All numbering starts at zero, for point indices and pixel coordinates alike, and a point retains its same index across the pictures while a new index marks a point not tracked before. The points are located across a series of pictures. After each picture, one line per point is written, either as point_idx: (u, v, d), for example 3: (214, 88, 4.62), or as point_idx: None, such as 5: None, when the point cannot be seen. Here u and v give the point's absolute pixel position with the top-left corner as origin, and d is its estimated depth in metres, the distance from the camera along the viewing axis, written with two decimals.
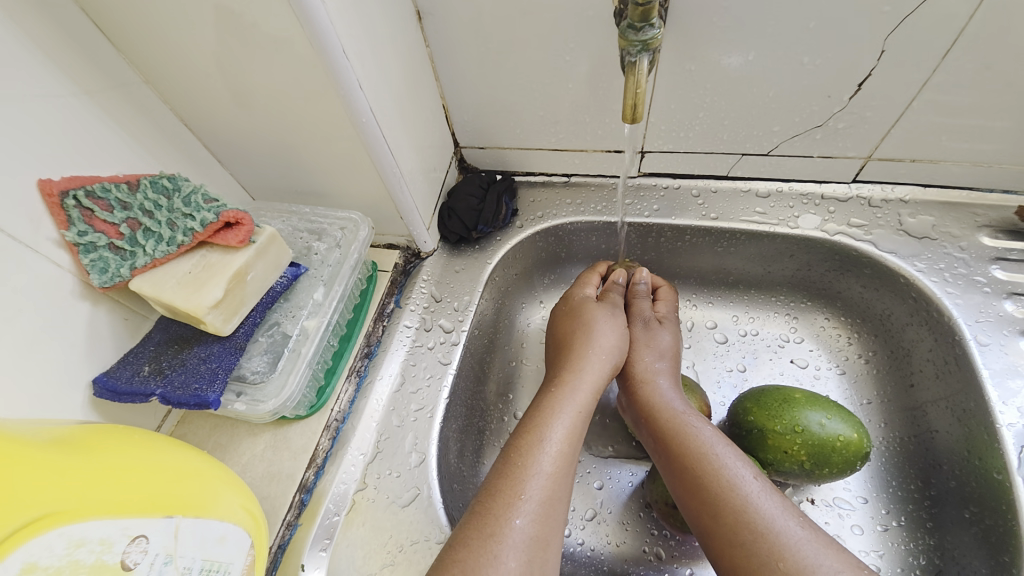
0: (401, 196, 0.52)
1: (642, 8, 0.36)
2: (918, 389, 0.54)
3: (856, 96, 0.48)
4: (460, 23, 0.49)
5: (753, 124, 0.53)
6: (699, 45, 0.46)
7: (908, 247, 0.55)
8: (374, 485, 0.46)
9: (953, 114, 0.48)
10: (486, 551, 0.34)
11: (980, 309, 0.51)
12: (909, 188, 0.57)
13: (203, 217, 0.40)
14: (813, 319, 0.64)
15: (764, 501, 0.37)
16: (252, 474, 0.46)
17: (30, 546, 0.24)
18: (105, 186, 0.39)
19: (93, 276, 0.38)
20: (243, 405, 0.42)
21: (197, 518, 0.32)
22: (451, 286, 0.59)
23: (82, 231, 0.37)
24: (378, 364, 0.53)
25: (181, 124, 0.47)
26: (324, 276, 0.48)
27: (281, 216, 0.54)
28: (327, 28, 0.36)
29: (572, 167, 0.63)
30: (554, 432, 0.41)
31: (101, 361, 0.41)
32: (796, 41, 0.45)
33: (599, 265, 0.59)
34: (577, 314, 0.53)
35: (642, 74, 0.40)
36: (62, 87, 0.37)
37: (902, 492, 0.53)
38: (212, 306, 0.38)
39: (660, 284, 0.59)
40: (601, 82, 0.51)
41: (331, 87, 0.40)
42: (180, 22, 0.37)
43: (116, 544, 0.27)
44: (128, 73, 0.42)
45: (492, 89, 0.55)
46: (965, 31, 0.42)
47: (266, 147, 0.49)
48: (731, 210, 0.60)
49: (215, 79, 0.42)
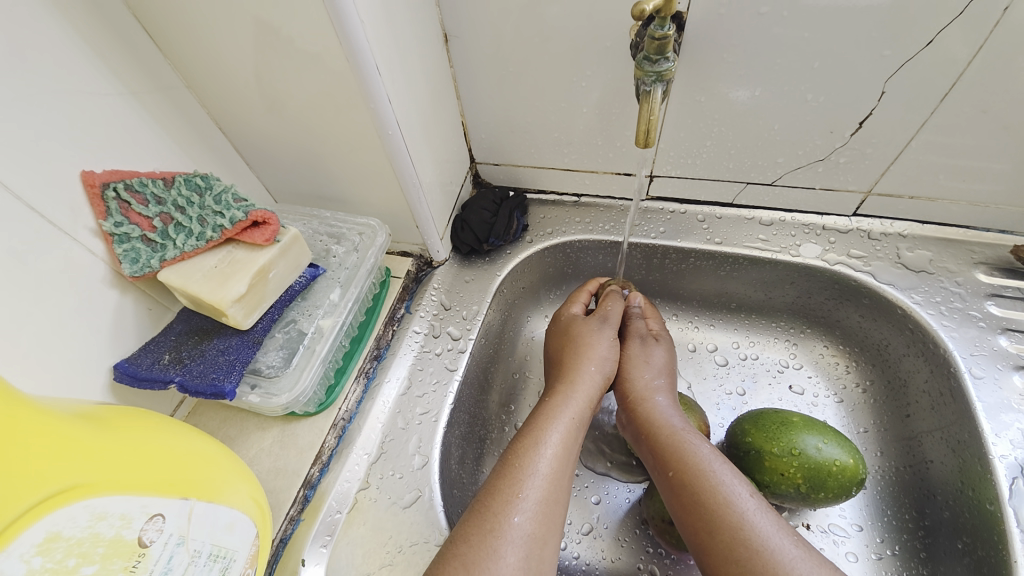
0: (418, 206, 0.54)
1: (657, 42, 0.39)
2: (914, 419, 0.55)
3: (858, 133, 0.51)
4: (484, 45, 0.52)
5: (758, 155, 0.56)
6: (709, 79, 0.49)
7: (906, 280, 0.57)
8: (376, 485, 0.47)
9: (949, 155, 0.50)
10: (486, 546, 0.35)
11: (975, 343, 0.52)
12: (907, 223, 0.59)
13: (233, 214, 0.42)
14: (812, 346, 0.65)
15: (760, 519, 0.37)
16: (258, 467, 0.47)
17: (55, 516, 0.25)
18: (143, 180, 0.41)
19: (125, 266, 0.40)
20: (257, 397, 0.43)
21: (210, 503, 0.33)
22: (461, 295, 0.60)
23: (118, 222, 0.39)
24: (387, 367, 0.54)
25: (215, 126, 0.50)
26: (340, 278, 0.50)
27: (303, 218, 0.56)
28: (364, 46, 0.38)
29: (583, 188, 0.66)
30: (551, 437, 0.42)
31: (124, 348, 0.42)
32: (801, 78, 0.47)
33: (589, 283, 0.61)
34: (567, 331, 0.54)
35: (656, 102, 0.42)
36: (112, 86, 0.40)
37: (897, 521, 0.53)
38: (235, 300, 0.40)
39: (645, 302, 0.59)
40: (615, 108, 0.54)
41: (361, 100, 0.42)
42: (226, 35, 0.40)
43: (134, 521, 0.29)
44: (173, 77, 0.45)
45: (510, 109, 0.58)
46: (961, 78, 0.44)
47: (292, 152, 0.51)
48: (735, 236, 0.62)
49: (252, 88, 0.45)
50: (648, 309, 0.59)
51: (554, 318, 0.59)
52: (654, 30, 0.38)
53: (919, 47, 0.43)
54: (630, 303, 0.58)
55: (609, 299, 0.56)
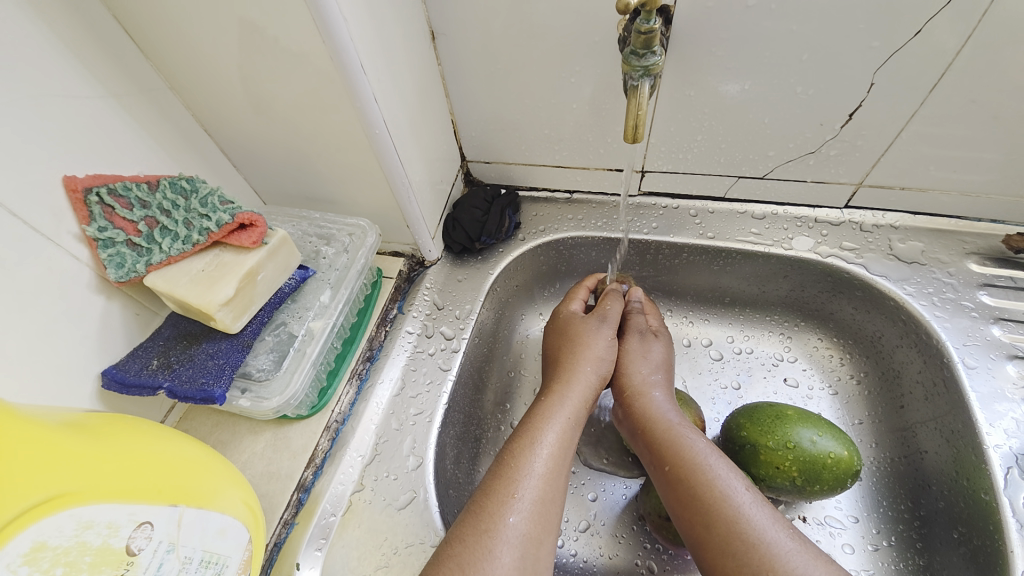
0: (408, 205, 0.53)
1: (643, 36, 0.38)
2: (908, 410, 0.55)
3: (848, 125, 0.50)
4: (472, 43, 0.51)
5: (749, 148, 0.56)
6: (698, 72, 0.49)
7: (898, 271, 0.57)
8: (371, 487, 0.47)
9: (939, 145, 0.50)
10: (481, 546, 0.35)
11: (968, 333, 0.52)
12: (899, 215, 0.59)
13: (219, 217, 0.41)
14: (806, 339, 0.65)
15: (756, 512, 0.37)
16: (251, 471, 0.47)
17: (40, 525, 0.25)
18: (127, 184, 0.40)
19: (111, 271, 0.39)
20: (248, 401, 0.43)
21: (201, 509, 0.33)
22: (454, 295, 0.60)
23: (102, 227, 0.39)
24: (380, 369, 0.54)
25: (201, 129, 0.49)
26: (331, 279, 0.49)
27: (293, 220, 0.55)
28: (348, 45, 0.38)
29: (575, 184, 0.66)
30: (547, 436, 0.42)
31: (112, 354, 0.42)
32: (791, 71, 0.47)
33: (587, 280, 0.61)
34: (565, 329, 0.54)
35: (643, 97, 0.41)
36: (93, 89, 0.39)
37: (893, 512, 0.53)
38: (223, 303, 0.39)
39: (645, 298, 0.59)
40: (605, 104, 0.54)
41: (348, 100, 0.42)
42: (209, 36, 0.39)
43: (122, 529, 0.28)
44: (156, 79, 0.44)
45: (499, 107, 0.57)
46: (950, 68, 0.44)
47: (280, 153, 0.51)
48: (728, 230, 0.62)
49: (237, 89, 0.44)
50: (647, 304, 0.59)
51: (553, 315, 0.59)
52: (640, 24, 0.37)
53: (907, 38, 0.43)
54: (630, 298, 0.58)
55: (608, 299, 0.55)
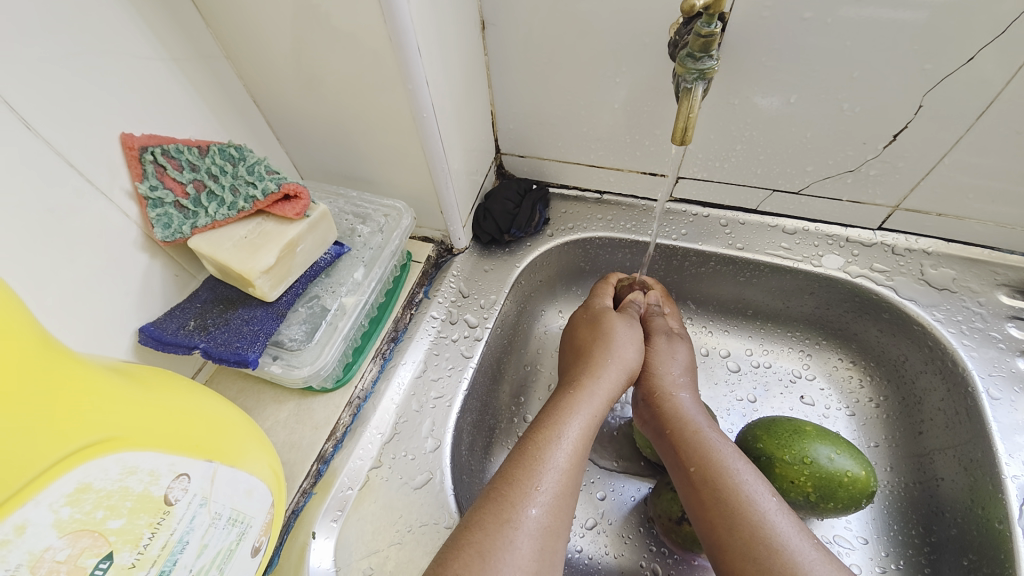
0: (445, 191, 0.54)
1: (703, 40, 0.38)
2: (927, 437, 0.55)
3: (891, 146, 0.50)
4: (520, 34, 0.52)
5: (787, 162, 0.55)
6: (745, 81, 0.49)
7: (928, 296, 0.57)
8: (388, 465, 0.47)
9: (979, 175, 0.50)
10: (502, 536, 0.35)
11: (994, 363, 0.52)
12: (933, 240, 0.58)
13: (265, 186, 0.42)
14: (827, 357, 0.65)
15: (779, 520, 0.38)
16: (274, 438, 0.48)
17: (87, 467, 0.25)
18: (180, 147, 0.41)
19: (158, 230, 0.40)
20: (279, 368, 0.44)
21: (231, 468, 0.34)
22: (480, 284, 0.61)
23: (153, 186, 0.40)
24: (403, 350, 0.54)
25: (250, 99, 0.50)
26: (365, 258, 0.50)
27: (330, 197, 0.56)
28: (407, 27, 0.38)
29: (607, 185, 0.66)
30: (570, 431, 0.42)
31: (150, 311, 0.43)
32: (839, 87, 0.47)
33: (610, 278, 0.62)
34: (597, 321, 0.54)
35: (696, 100, 0.42)
36: (155, 51, 0.40)
37: (904, 536, 0.53)
38: (263, 271, 0.40)
39: (664, 296, 0.60)
40: (645, 107, 0.54)
41: (400, 81, 0.42)
42: (269, 11, 0.40)
43: (161, 478, 0.29)
44: (213, 47, 0.45)
45: (540, 102, 0.58)
46: (999, 97, 0.44)
47: (322, 129, 0.51)
48: (758, 242, 0.62)
49: (289, 64, 0.45)
50: (666, 303, 0.59)
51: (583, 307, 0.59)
52: (701, 27, 0.37)
53: (958, 64, 0.42)
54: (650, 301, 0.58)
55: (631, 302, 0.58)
